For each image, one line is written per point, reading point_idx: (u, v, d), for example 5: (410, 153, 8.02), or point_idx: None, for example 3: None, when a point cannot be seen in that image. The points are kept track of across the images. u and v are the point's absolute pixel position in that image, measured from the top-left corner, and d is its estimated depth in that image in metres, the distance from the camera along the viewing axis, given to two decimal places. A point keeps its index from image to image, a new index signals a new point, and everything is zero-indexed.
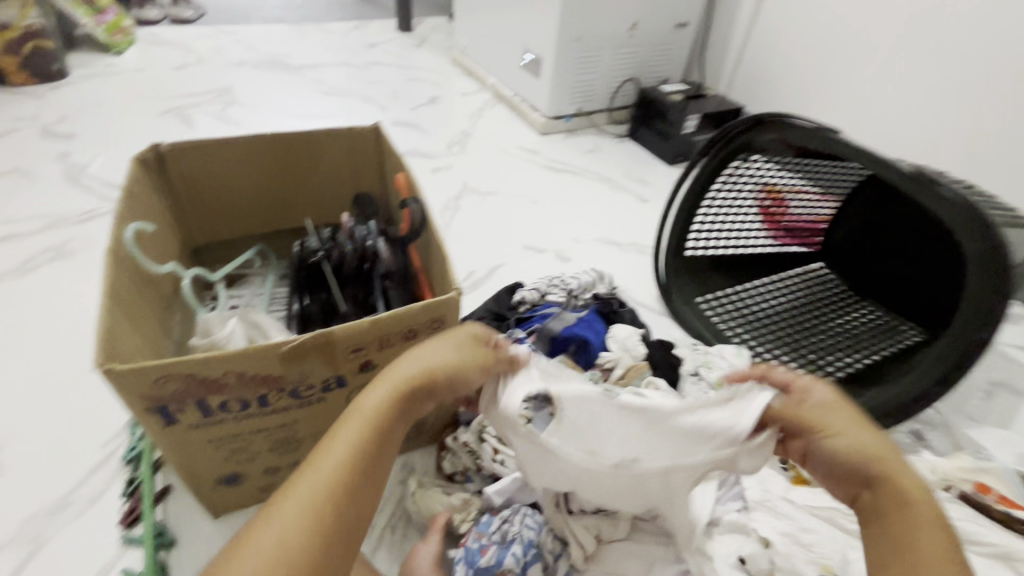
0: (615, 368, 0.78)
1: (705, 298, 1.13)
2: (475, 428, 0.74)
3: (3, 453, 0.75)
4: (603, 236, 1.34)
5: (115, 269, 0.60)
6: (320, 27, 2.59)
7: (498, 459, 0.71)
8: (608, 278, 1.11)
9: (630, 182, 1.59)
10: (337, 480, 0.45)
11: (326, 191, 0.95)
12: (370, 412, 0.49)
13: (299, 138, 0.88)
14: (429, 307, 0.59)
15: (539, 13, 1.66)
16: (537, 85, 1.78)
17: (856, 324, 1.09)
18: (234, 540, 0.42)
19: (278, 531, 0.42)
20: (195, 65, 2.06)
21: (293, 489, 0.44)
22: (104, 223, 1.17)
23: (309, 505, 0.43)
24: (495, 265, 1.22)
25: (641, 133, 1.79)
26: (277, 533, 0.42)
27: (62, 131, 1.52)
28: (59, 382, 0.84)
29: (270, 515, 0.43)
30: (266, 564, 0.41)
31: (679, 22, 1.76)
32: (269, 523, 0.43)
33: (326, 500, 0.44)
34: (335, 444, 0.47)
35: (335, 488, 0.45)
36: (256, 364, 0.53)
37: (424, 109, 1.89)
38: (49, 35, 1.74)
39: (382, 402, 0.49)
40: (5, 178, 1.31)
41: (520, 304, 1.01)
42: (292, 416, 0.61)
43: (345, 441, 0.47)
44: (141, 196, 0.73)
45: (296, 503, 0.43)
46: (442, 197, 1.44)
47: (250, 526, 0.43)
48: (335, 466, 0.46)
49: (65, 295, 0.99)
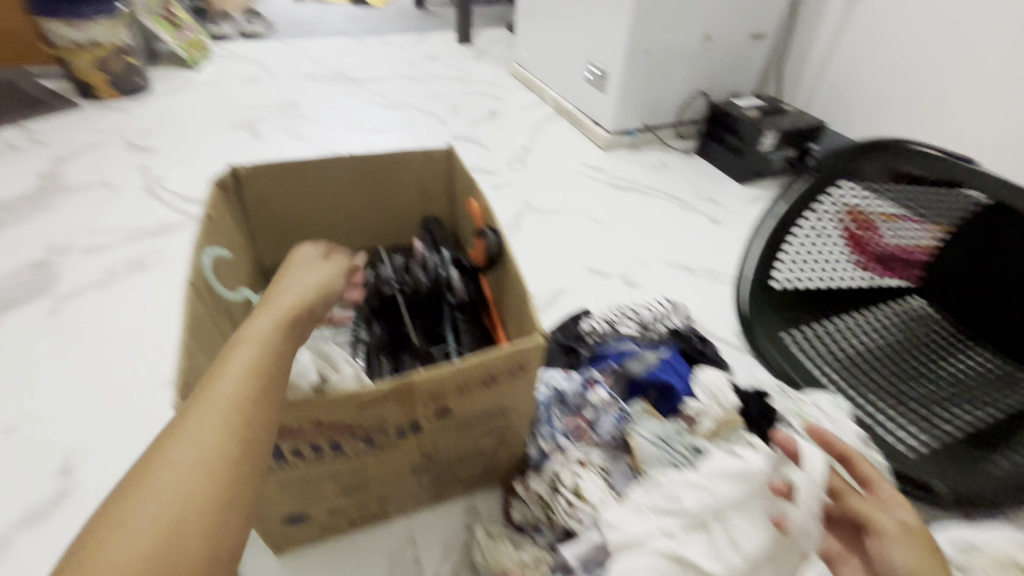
0: (703, 419, 0.72)
1: (791, 334, 1.03)
2: (549, 476, 0.69)
3: (79, 471, 0.76)
4: (673, 260, 1.27)
5: (194, 299, 0.58)
6: (381, 40, 2.64)
7: (573, 515, 0.65)
8: (683, 308, 1.04)
9: (700, 201, 1.51)
10: (236, 401, 0.40)
11: (395, 213, 0.93)
12: (259, 339, 0.45)
13: (371, 160, 0.86)
14: (512, 352, 0.54)
15: (607, 26, 1.60)
16: (601, 99, 1.72)
17: (967, 370, 0.97)
18: (109, 501, 0.34)
19: (173, 466, 0.36)
20: (264, 78, 2.13)
21: (186, 422, 0.39)
22: (177, 236, 1.20)
23: (211, 433, 0.38)
24: (559, 288, 1.17)
25: (710, 149, 1.70)
26: (184, 462, 0.36)
27: (143, 144, 1.59)
28: (132, 397, 0.85)
29: (158, 458, 0.36)
30: (163, 501, 0.34)
31: (756, 33, 1.66)
32: (170, 457, 0.36)
33: (228, 426, 0.39)
34: (222, 373, 0.42)
35: (236, 411, 0.40)
36: (334, 412, 0.49)
37: (484, 123, 1.87)
38: (134, 52, 1.83)
39: (270, 329, 0.46)
40: (90, 189, 1.36)
41: (589, 334, 0.96)
42: (364, 462, 0.57)
43: (236, 368, 0.43)
44: (219, 220, 0.73)
45: (193, 431, 0.38)
46: (503, 215, 1.40)
47: (139, 473, 0.36)
48: (233, 392, 0.41)
49: (140, 309, 1.01)
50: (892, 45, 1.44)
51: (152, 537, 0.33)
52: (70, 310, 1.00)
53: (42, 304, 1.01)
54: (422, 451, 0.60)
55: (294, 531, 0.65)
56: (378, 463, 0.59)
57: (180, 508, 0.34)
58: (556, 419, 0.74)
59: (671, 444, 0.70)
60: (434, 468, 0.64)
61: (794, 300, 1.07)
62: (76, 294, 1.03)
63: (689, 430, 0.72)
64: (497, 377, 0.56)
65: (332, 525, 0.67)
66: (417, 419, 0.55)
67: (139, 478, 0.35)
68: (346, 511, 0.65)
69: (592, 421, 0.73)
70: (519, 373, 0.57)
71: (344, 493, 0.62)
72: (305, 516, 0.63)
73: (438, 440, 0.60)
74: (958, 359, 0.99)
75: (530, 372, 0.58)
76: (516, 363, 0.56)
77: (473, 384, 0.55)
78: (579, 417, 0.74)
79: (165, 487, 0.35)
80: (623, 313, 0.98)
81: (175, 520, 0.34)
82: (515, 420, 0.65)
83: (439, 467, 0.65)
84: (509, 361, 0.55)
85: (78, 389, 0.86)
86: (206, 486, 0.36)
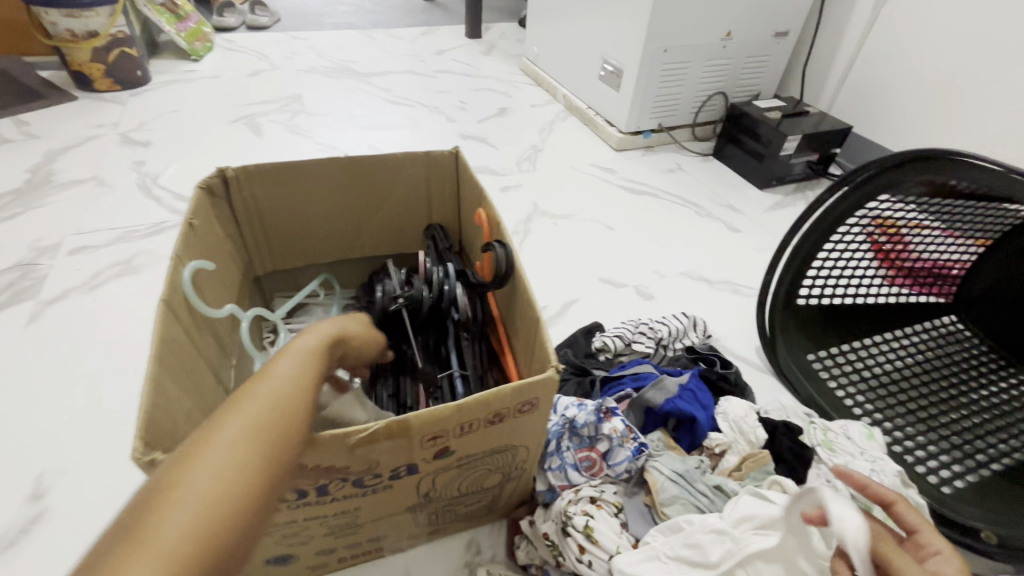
0: (728, 456, 0.67)
1: (817, 356, 0.97)
2: (558, 516, 0.62)
3: (52, 494, 0.70)
4: (689, 270, 1.20)
5: (168, 321, 0.53)
6: (388, 33, 2.57)
7: (584, 561, 0.59)
8: (701, 325, 0.98)
9: (717, 207, 1.44)
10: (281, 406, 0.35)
11: (396, 219, 0.88)
12: (305, 352, 0.40)
13: (371, 162, 0.79)
14: (523, 387, 0.48)
15: (623, 22, 1.53)
16: (615, 98, 1.65)
17: (1010, 397, 0.90)
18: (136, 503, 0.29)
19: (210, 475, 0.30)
20: (268, 72, 2.07)
21: (220, 427, 0.33)
22: (170, 237, 1.14)
23: (252, 442, 0.33)
24: (569, 299, 1.10)
25: (728, 152, 1.63)
26: (220, 468, 0.31)
27: (140, 138, 1.54)
28: (113, 413, 0.80)
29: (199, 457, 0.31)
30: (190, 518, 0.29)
31: (779, 31, 1.58)
32: (206, 460, 0.31)
33: (271, 437, 0.34)
34: (263, 378, 0.37)
35: (280, 427, 0.35)
36: (320, 457, 0.44)
37: (492, 121, 1.81)
38: (134, 43, 1.77)
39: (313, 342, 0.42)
40: (82, 185, 1.31)
41: (601, 351, 0.91)
42: (354, 504, 0.52)
43: (276, 376, 0.37)
44: (202, 228, 0.67)
45: (235, 434, 0.33)
46: (511, 219, 1.34)
47: (170, 470, 0.30)
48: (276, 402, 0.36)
49: (127, 315, 0.96)
50: (924, 45, 1.36)
51: (183, 554, 0.27)
52: (54, 315, 0.94)
53: (25, 308, 0.96)
54: (420, 490, 0.54)
55: (277, 571, 0.60)
56: (369, 505, 0.53)
57: (214, 524, 0.29)
58: (567, 451, 0.67)
59: (693, 483, 0.64)
60: (432, 507, 0.59)
61: (818, 320, 1.00)
62: (60, 298, 0.98)
63: (713, 466, 0.67)
64: (504, 415, 0.50)
65: (319, 564, 0.61)
66: (414, 460, 0.49)
67: (170, 484, 0.30)
68: (335, 551, 0.60)
69: (605, 453, 0.66)
70: (530, 410, 0.51)
71: (332, 534, 0.56)
72: (290, 556, 0.57)
73: (437, 479, 0.54)
74: (998, 384, 0.92)
75: (541, 407, 0.52)
76: (527, 399, 0.50)
77: (477, 422, 0.49)
78: (592, 449, 0.67)
79: (202, 499, 0.29)
80: (637, 329, 0.92)
81: (206, 539, 0.28)
82: (523, 455, 0.59)
83: (438, 506, 0.59)
84: (519, 397, 0.49)
85: (57, 403, 0.81)
86: (237, 501, 0.30)
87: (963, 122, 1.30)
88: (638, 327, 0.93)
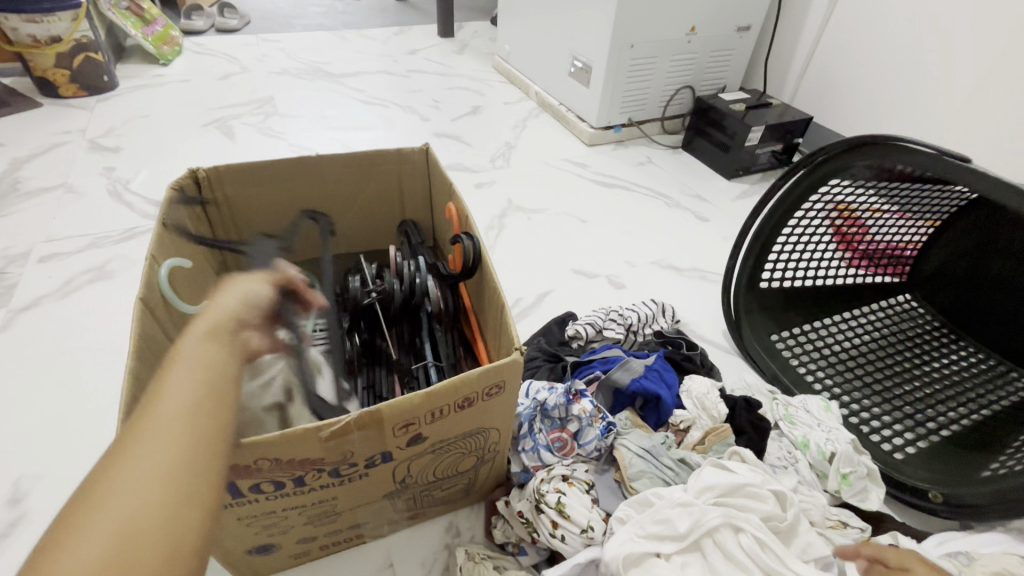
0: (692, 431, 0.70)
1: (780, 336, 1.01)
2: (531, 495, 0.65)
3: (31, 499, 0.71)
4: (659, 259, 1.24)
5: (144, 316, 0.54)
6: (360, 34, 2.57)
7: (557, 536, 0.62)
8: (670, 310, 1.01)
9: (686, 198, 1.48)
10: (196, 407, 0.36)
11: (369, 215, 0.89)
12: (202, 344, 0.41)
13: (342, 160, 0.81)
14: (489, 371, 0.51)
15: (591, 19, 1.56)
16: (585, 94, 1.69)
17: (958, 369, 0.96)
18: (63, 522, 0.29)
19: (135, 479, 0.31)
20: (239, 75, 2.06)
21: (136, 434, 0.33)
22: (143, 242, 1.14)
23: (175, 440, 0.34)
24: (543, 291, 1.13)
25: (696, 144, 1.67)
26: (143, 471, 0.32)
27: (109, 144, 1.52)
28: (92, 417, 0.81)
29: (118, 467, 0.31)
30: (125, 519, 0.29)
31: (741, 25, 1.63)
32: (123, 472, 0.31)
33: (190, 436, 0.35)
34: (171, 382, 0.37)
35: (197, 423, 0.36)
36: (292, 449, 0.45)
37: (466, 119, 1.83)
38: (99, 48, 1.75)
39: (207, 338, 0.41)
40: (50, 192, 1.30)
41: (574, 339, 0.93)
42: (331, 493, 0.53)
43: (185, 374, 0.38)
44: (176, 228, 0.68)
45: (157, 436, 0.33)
46: (485, 214, 1.36)
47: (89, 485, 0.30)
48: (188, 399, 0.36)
49: (100, 321, 0.95)
50: (878, 37, 1.41)
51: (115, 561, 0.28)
52: (25, 324, 0.94)
53: None
54: (396, 477, 0.56)
55: (259, 562, 0.61)
56: (347, 493, 0.55)
57: (146, 527, 0.30)
58: (540, 432, 0.70)
59: (658, 457, 0.67)
60: (410, 492, 0.60)
61: (782, 302, 1.05)
62: (32, 306, 0.97)
63: (678, 441, 0.71)
64: (473, 400, 0.52)
65: (302, 553, 0.63)
66: (388, 448, 0.51)
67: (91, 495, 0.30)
68: (316, 538, 0.61)
69: (576, 433, 0.69)
70: (497, 394, 0.53)
71: (312, 523, 0.57)
72: (273, 546, 0.59)
73: (412, 465, 0.56)
74: (946, 357, 0.98)
75: (508, 391, 0.54)
76: (492, 382, 0.52)
77: (447, 408, 0.51)
78: (563, 430, 0.70)
79: (123, 500, 0.30)
80: (608, 317, 0.96)
81: (137, 542, 0.29)
82: (496, 438, 0.61)
83: (415, 492, 0.61)
84: (486, 381, 0.51)
85: (33, 410, 0.81)
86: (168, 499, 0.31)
87: (914, 111, 1.37)
88: (608, 314, 0.96)
